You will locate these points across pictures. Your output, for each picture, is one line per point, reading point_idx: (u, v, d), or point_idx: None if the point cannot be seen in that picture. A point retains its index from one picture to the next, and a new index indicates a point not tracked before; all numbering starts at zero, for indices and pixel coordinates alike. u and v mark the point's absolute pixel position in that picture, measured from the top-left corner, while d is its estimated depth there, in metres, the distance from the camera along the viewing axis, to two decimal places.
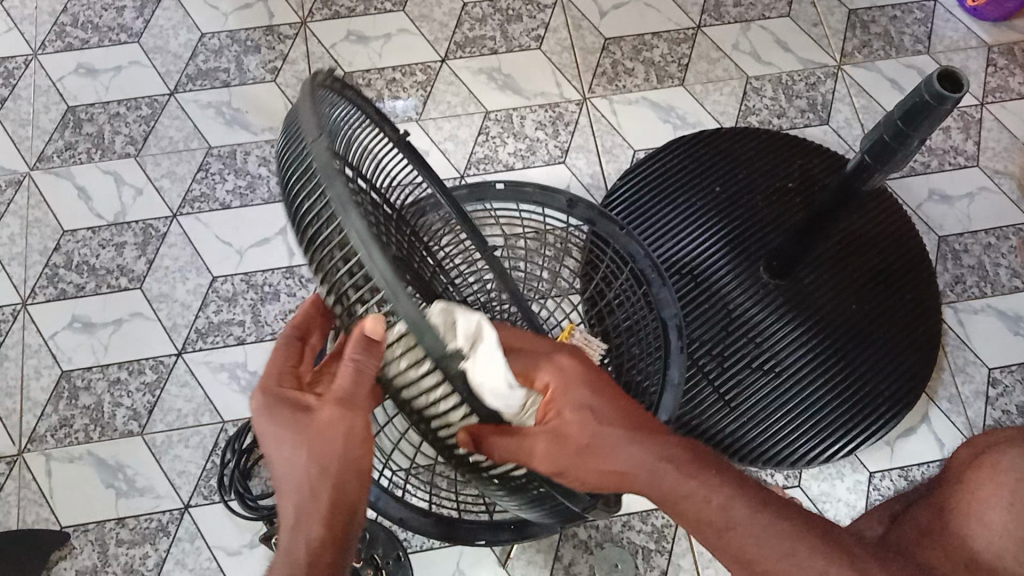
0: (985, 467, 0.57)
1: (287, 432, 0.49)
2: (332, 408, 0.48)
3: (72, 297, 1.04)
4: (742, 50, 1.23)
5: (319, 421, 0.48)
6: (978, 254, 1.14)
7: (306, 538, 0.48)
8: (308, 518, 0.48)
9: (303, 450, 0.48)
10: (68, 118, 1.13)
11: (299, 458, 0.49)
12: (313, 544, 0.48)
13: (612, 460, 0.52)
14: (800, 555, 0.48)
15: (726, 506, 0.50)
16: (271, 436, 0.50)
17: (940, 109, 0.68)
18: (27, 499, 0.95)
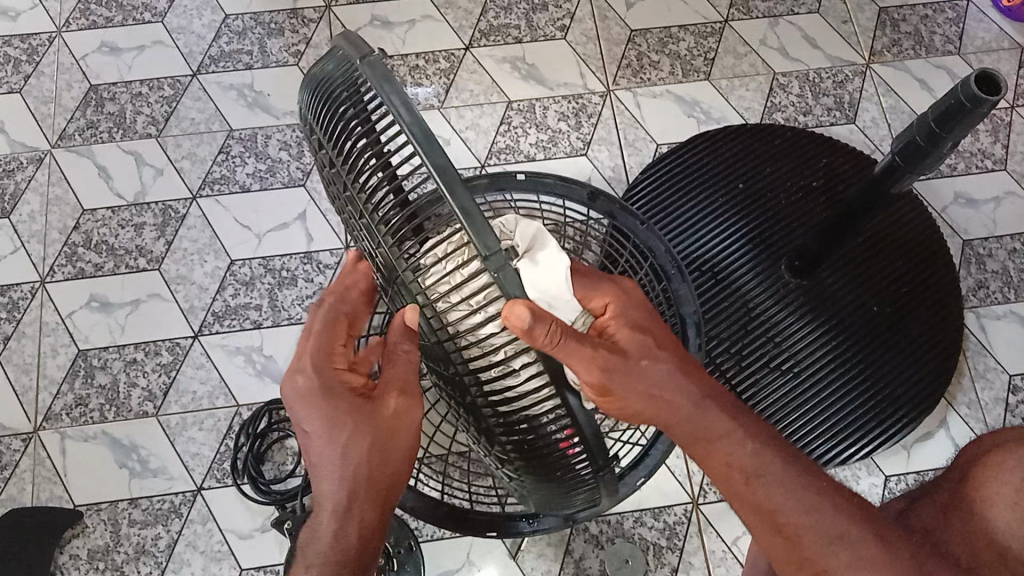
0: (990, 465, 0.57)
1: (346, 417, 0.56)
2: (396, 399, 0.57)
3: (90, 276, 1.04)
4: (769, 46, 1.22)
5: (386, 411, 0.57)
6: (1002, 259, 1.13)
7: (361, 519, 0.56)
8: (361, 502, 0.56)
9: (362, 438, 0.56)
10: (91, 96, 1.13)
11: (356, 444, 0.56)
12: (367, 526, 0.57)
13: (657, 379, 0.58)
14: (822, 512, 0.54)
15: (757, 454, 0.57)
16: (326, 424, 0.56)
17: (975, 111, 0.67)
18: (41, 477, 0.95)
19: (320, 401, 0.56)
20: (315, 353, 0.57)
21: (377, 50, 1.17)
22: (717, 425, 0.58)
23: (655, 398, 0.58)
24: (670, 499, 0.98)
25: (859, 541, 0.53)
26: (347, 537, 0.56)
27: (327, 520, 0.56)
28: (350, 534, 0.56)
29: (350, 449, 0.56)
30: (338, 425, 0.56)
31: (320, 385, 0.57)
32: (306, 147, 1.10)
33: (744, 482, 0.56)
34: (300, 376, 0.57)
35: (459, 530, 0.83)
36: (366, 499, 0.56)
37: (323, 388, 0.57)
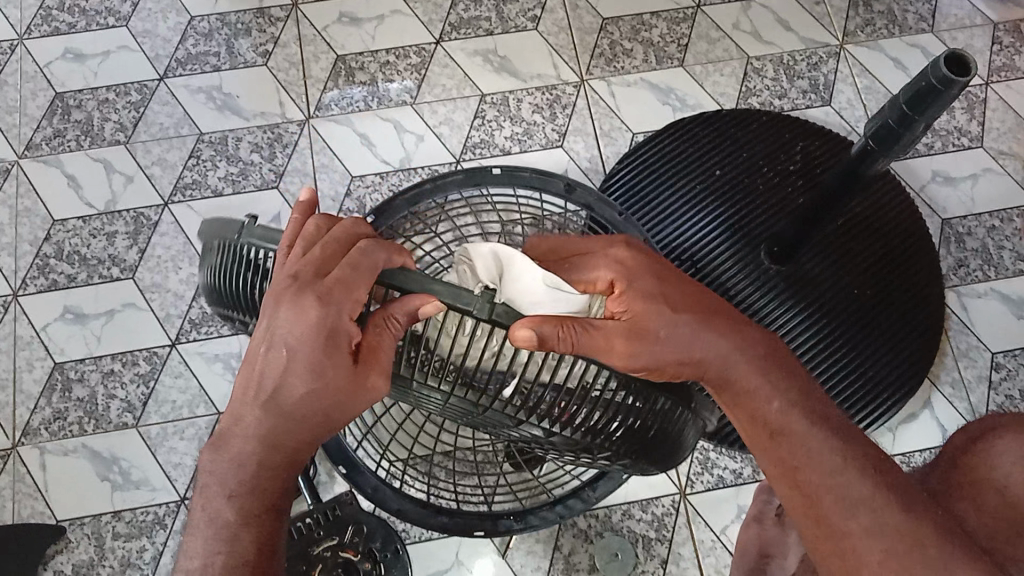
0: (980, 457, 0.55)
1: (336, 373, 0.51)
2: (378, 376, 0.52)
3: (63, 288, 1.02)
4: (742, 30, 1.21)
5: (363, 383, 0.52)
6: (982, 237, 1.13)
7: (273, 463, 0.52)
8: (283, 444, 0.52)
9: (326, 391, 0.51)
10: (56, 104, 1.11)
11: (327, 399, 0.51)
12: (272, 470, 0.52)
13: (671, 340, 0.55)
14: (847, 476, 0.51)
15: (784, 410, 0.55)
16: (306, 357, 0.51)
17: (947, 93, 0.67)
18: (22, 493, 0.94)
19: (317, 342, 0.51)
20: (341, 291, 0.51)
21: (347, 47, 1.15)
22: (747, 378, 0.56)
23: (684, 357, 0.56)
24: (658, 490, 0.97)
25: (882, 503, 0.49)
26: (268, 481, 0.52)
27: (247, 447, 0.52)
28: (272, 477, 0.52)
29: (317, 399, 0.51)
30: (322, 376, 0.51)
31: (325, 324, 0.51)
32: (278, 149, 1.09)
33: (768, 437, 0.54)
34: (314, 304, 0.51)
35: (447, 531, 0.83)
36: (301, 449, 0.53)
37: (326, 331, 0.51)
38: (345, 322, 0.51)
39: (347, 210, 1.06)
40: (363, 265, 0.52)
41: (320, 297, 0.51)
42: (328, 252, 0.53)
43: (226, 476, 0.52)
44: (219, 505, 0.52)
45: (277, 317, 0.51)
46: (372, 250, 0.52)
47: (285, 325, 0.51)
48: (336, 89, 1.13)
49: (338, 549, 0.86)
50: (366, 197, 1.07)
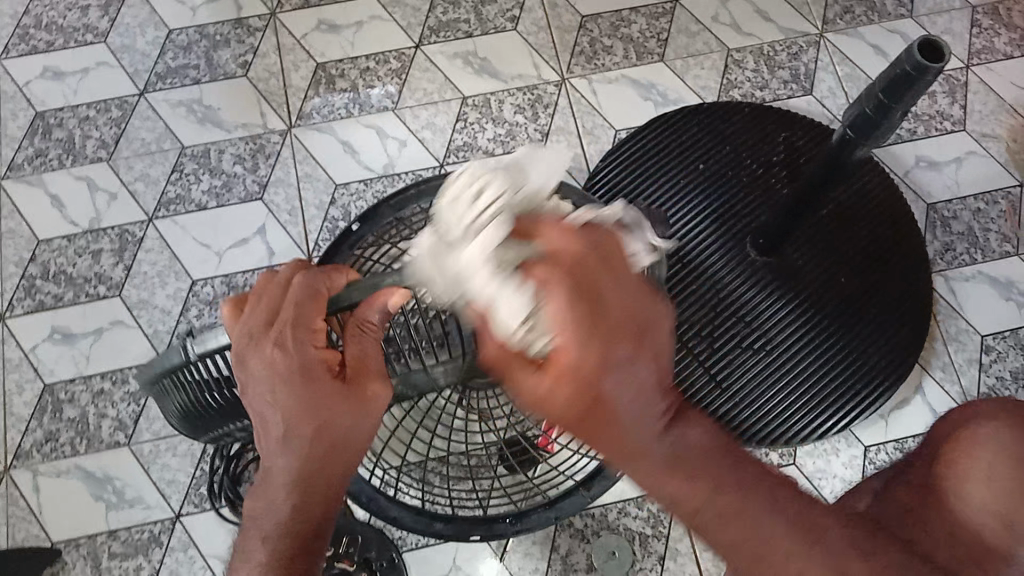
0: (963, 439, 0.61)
1: (332, 399, 0.51)
2: (375, 386, 0.53)
3: (50, 308, 1.02)
4: (722, 23, 1.21)
5: (362, 396, 0.52)
6: (967, 220, 1.13)
7: (305, 512, 0.52)
8: (310, 486, 0.51)
9: (321, 422, 0.50)
10: (37, 124, 1.11)
11: (337, 426, 0.51)
12: (306, 518, 0.52)
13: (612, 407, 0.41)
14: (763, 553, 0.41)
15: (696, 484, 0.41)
16: (294, 399, 0.50)
17: (921, 80, 0.67)
18: (16, 516, 0.94)
19: (298, 378, 0.50)
20: (295, 330, 0.50)
21: (326, 55, 1.15)
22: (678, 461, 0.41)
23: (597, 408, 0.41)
24: None
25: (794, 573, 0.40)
26: (313, 522, 0.52)
27: (277, 499, 0.51)
28: (308, 521, 0.52)
29: (329, 429, 0.51)
30: (318, 408, 0.50)
31: (297, 361, 0.50)
32: (261, 160, 1.09)
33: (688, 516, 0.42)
34: (276, 351, 0.50)
35: (442, 537, 0.83)
36: (334, 482, 0.53)
37: (302, 367, 0.50)
38: (315, 351, 0.51)
39: (332, 218, 1.06)
40: (301, 296, 0.51)
41: (280, 340, 0.50)
42: (268, 304, 0.52)
43: (262, 525, 0.52)
44: (256, 547, 0.52)
45: (251, 372, 0.50)
46: (308, 280, 0.51)
47: (261, 377, 0.50)
48: (317, 97, 1.12)
49: (334, 560, 0.87)
50: (351, 205, 1.07)
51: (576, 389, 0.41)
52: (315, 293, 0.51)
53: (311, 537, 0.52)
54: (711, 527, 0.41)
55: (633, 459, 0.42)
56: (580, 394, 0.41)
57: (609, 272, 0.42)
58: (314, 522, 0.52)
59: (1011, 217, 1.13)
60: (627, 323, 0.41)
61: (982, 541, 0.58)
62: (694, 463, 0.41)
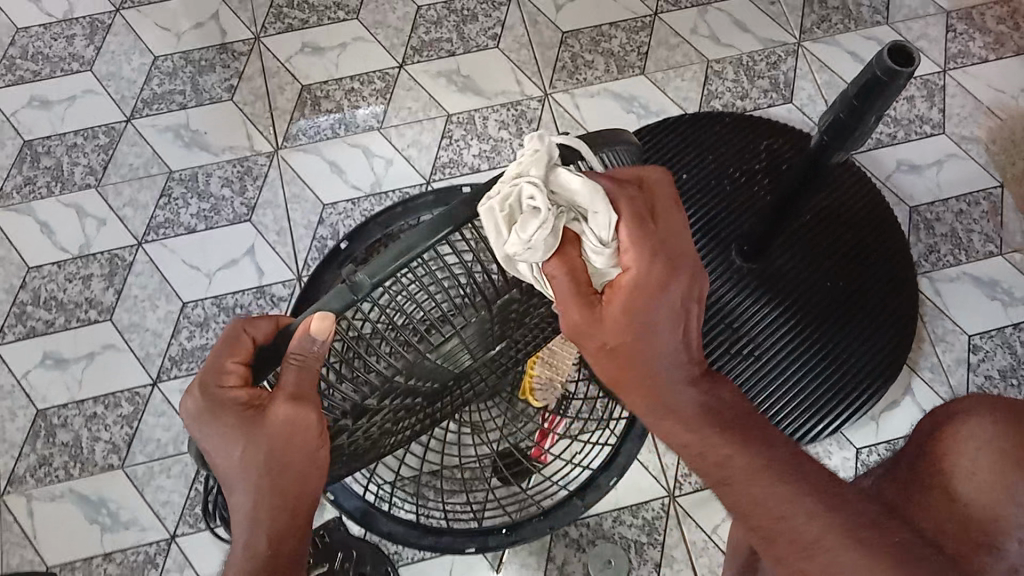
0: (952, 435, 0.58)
1: (247, 430, 0.51)
2: (286, 404, 0.51)
3: (41, 334, 1.03)
4: (700, 34, 1.23)
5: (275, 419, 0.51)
6: (950, 222, 1.14)
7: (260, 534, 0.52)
8: (259, 511, 0.52)
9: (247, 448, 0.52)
10: (25, 152, 1.12)
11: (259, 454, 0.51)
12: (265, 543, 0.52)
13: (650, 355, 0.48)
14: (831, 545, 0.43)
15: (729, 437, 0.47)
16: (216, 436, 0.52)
17: (892, 85, 0.68)
18: (11, 543, 0.94)
19: (211, 416, 0.52)
20: (204, 379, 0.53)
21: (311, 77, 1.16)
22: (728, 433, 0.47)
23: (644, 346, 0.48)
24: (647, 494, 0.98)
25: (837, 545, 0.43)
26: (264, 558, 0.51)
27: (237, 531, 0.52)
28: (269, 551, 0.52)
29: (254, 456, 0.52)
30: (240, 436, 0.52)
31: (210, 405, 0.52)
32: (248, 182, 1.10)
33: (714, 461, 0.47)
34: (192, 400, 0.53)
35: (439, 552, 0.83)
36: (285, 518, 0.52)
37: (213, 409, 0.52)
38: (228, 392, 0.52)
39: (321, 237, 1.07)
40: (221, 351, 0.53)
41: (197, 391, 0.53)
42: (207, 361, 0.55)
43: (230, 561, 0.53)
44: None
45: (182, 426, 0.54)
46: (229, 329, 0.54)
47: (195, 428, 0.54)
48: (303, 119, 1.14)
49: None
50: (340, 224, 1.08)
51: (626, 314, 0.47)
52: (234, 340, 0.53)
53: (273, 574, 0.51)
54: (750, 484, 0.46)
55: (666, 415, 0.49)
56: (624, 316, 0.47)
57: (665, 221, 0.49)
58: (266, 559, 0.51)
59: (993, 217, 1.14)
60: (673, 257, 0.48)
61: (973, 525, 0.55)
62: (725, 421, 0.48)
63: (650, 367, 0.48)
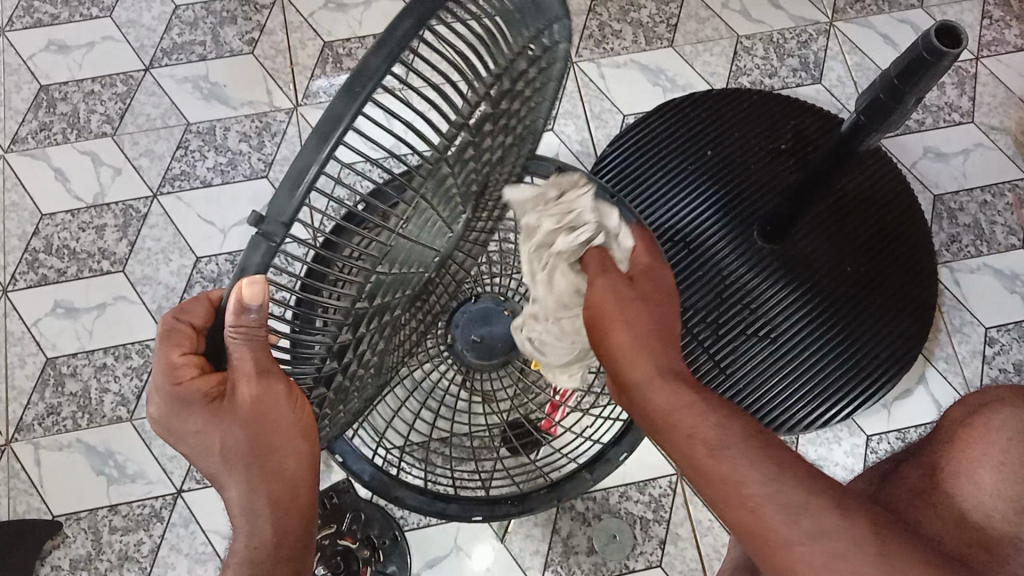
0: (977, 427, 0.58)
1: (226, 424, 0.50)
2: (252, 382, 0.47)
3: (53, 282, 1.02)
4: (731, 9, 1.20)
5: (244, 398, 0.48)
6: (974, 212, 1.13)
7: (262, 517, 0.52)
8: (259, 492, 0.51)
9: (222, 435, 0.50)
10: (41, 97, 1.11)
11: (246, 446, 0.50)
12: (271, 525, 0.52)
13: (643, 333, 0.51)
14: (811, 509, 0.43)
15: (722, 425, 0.47)
16: (189, 428, 0.51)
17: (936, 67, 0.66)
18: (18, 489, 0.94)
19: (176, 414, 0.50)
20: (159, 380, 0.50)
21: (333, 33, 1.14)
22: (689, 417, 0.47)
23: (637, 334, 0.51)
24: (655, 471, 0.97)
25: (817, 505, 0.43)
26: (272, 538, 0.52)
27: (242, 520, 0.52)
28: (292, 524, 0.52)
29: (238, 445, 0.51)
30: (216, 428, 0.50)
31: (172, 405, 0.50)
32: (266, 138, 1.08)
33: (707, 453, 0.46)
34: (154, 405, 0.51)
35: (445, 517, 0.82)
36: (283, 507, 0.52)
37: (174, 406, 0.50)
38: (188, 384, 0.50)
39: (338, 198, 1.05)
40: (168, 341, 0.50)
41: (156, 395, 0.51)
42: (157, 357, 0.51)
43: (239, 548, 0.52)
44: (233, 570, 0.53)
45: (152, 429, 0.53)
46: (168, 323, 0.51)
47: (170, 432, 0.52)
48: (323, 77, 1.11)
49: (337, 536, 0.86)
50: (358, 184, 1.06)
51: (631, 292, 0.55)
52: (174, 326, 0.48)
53: (270, 559, 0.51)
54: (737, 451, 0.45)
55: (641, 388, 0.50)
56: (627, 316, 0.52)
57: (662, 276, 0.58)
58: (274, 538, 0.52)
59: (1018, 209, 1.13)
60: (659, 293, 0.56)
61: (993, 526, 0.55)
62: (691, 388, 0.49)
63: (651, 350, 0.51)
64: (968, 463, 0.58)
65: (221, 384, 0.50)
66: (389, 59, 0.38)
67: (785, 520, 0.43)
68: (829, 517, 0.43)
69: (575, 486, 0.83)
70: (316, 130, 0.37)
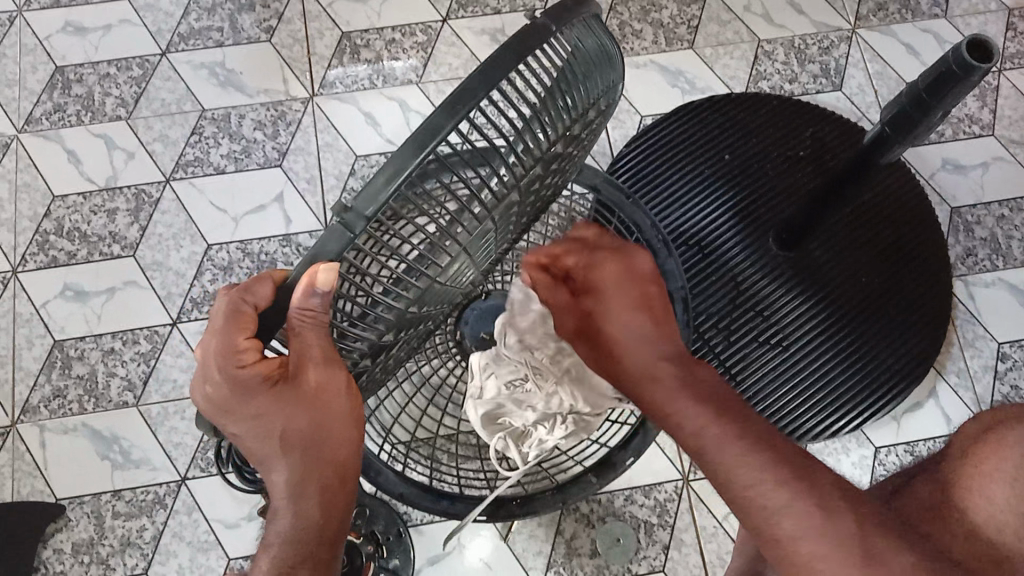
0: (992, 443, 0.54)
1: (283, 412, 0.50)
2: (319, 371, 0.46)
3: (63, 265, 1.02)
4: (754, 12, 1.19)
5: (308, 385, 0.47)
6: (990, 226, 1.11)
7: (310, 503, 0.52)
8: (307, 478, 0.51)
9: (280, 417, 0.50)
10: (57, 78, 1.10)
11: (301, 433, 0.50)
12: (318, 511, 0.52)
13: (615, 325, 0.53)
14: (797, 504, 0.44)
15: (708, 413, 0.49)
16: (245, 411, 0.49)
17: (967, 80, 0.65)
18: (22, 471, 0.94)
19: (234, 394, 0.48)
20: (214, 360, 0.47)
21: (352, 24, 1.13)
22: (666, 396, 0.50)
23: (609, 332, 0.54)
24: (661, 475, 0.97)
25: (800, 501, 0.44)
26: (318, 523, 0.52)
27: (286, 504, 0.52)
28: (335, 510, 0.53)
29: (293, 430, 0.50)
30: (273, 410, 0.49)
31: (232, 386, 0.48)
32: (282, 127, 1.07)
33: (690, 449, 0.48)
34: (207, 386, 0.49)
35: (450, 516, 0.79)
36: (331, 491, 0.52)
37: (234, 388, 0.48)
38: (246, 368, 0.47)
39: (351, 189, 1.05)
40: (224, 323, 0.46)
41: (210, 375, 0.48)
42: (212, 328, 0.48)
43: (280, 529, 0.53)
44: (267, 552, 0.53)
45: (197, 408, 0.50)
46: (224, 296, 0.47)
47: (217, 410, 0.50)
48: (341, 67, 1.11)
49: None
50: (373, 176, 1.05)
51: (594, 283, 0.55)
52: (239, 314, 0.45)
53: (316, 541, 0.52)
54: (709, 445, 0.47)
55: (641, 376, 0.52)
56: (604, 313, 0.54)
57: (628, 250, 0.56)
58: (320, 524, 0.52)
59: None
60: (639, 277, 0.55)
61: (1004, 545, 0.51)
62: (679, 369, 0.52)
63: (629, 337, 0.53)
64: (981, 480, 0.53)
65: (279, 367, 0.49)
66: (491, 85, 0.39)
67: (765, 516, 0.44)
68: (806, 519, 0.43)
69: (583, 490, 0.82)
70: (413, 138, 0.38)
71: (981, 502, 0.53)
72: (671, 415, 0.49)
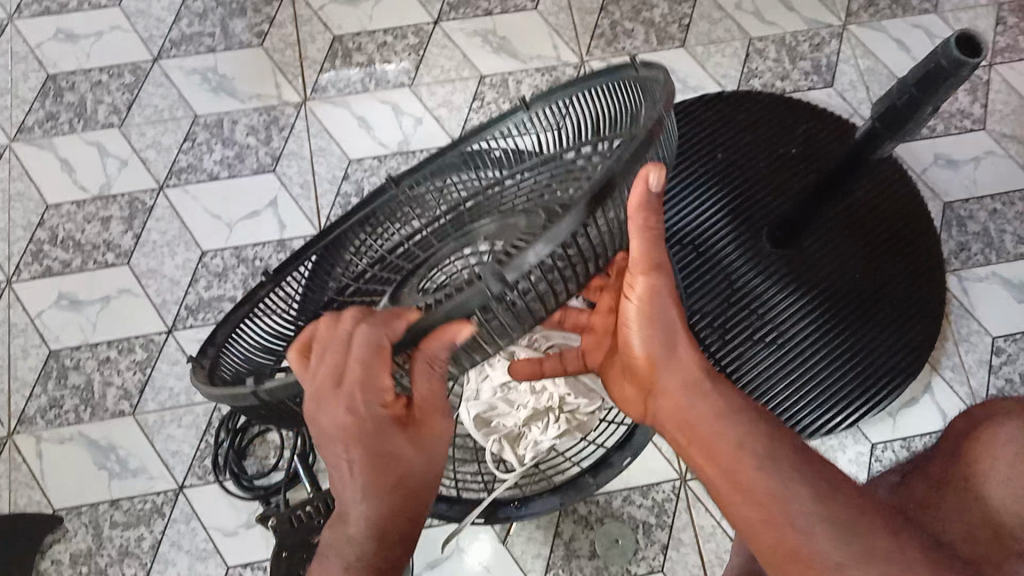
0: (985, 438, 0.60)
1: (389, 444, 0.53)
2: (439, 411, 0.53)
3: (57, 274, 1.02)
4: (745, 10, 1.19)
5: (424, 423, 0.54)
6: (984, 220, 1.12)
7: (396, 535, 0.55)
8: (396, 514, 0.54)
9: (391, 451, 0.53)
10: (48, 86, 1.10)
11: (402, 468, 0.54)
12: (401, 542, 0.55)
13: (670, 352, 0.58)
14: (847, 539, 0.49)
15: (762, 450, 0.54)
16: (367, 439, 0.52)
17: (957, 74, 0.65)
18: (19, 482, 0.94)
19: (363, 421, 0.52)
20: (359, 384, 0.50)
21: (343, 28, 1.13)
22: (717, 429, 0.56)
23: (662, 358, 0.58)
24: (659, 475, 0.97)
25: (855, 534, 0.49)
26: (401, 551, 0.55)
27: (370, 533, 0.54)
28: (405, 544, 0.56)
29: (396, 466, 0.54)
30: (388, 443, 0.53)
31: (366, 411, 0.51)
32: (274, 132, 1.07)
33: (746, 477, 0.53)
34: (342, 412, 0.51)
35: (447, 519, 0.80)
36: (410, 528, 0.56)
37: (371, 413, 0.52)
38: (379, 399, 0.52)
39: (345, 193, 1.05)
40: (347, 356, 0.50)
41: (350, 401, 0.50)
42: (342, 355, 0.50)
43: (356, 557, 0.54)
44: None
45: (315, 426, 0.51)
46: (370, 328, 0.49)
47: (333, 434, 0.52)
48: (332, 71, 1.11)
49: None
50: (366, 179, 1.05)
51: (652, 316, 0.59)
52: (378, 349, 0.48)
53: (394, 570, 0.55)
54: (769, 475, 0.52)
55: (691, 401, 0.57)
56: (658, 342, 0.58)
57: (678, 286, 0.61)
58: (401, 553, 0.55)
59: None
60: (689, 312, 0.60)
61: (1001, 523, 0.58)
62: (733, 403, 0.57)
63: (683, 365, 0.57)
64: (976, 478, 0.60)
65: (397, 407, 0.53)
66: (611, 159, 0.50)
67: (812, 551, 0.50)
68: (852, 551, 0.49)
69: (580, 491, 0.83)
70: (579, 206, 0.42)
71: (989, 486, 0.59)
72: (725, 445, 0.55)
